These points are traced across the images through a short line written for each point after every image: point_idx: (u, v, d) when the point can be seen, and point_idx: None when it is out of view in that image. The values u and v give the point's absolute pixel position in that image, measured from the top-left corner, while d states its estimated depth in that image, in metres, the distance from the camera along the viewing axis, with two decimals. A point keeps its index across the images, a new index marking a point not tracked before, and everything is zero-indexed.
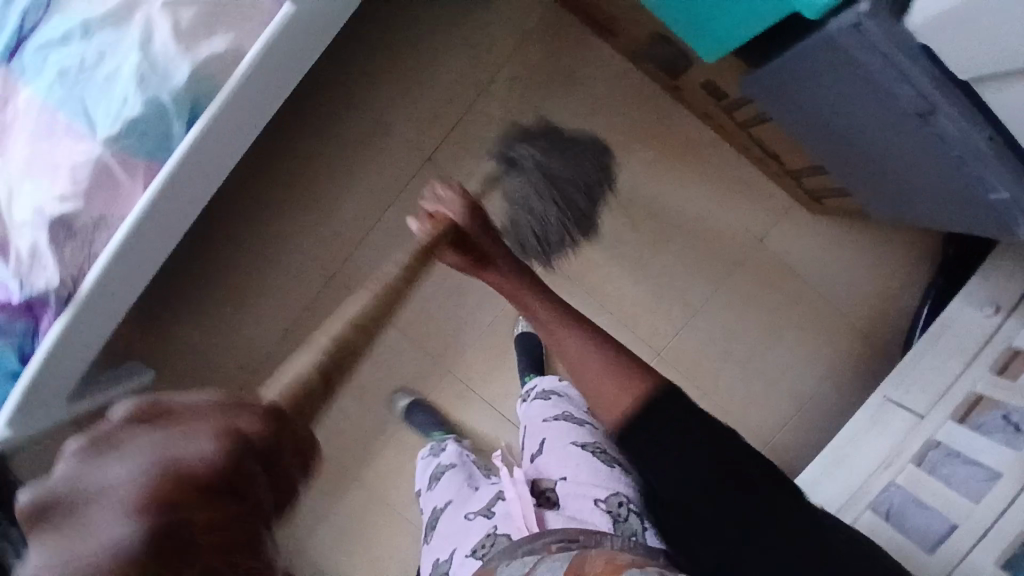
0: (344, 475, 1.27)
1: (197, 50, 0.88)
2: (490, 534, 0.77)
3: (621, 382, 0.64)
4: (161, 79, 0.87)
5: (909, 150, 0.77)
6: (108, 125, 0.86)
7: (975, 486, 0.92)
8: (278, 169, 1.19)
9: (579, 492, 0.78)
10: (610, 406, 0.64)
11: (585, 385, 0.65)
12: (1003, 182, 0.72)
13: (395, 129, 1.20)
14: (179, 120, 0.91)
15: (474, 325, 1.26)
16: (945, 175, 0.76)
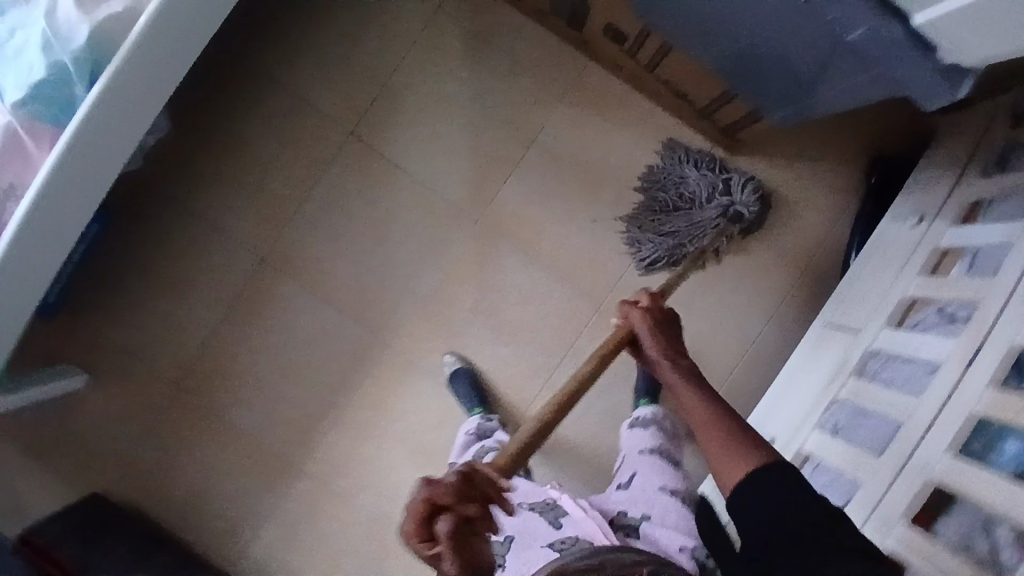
0: (287, 462, 1.25)
1: (96, 12, 0.89)
2: (573, 537, 0.83)
3: (729, 453, 0.70)
4: (63, 43, 0.88)
5: (781, 10, 0.75)
6: (16, 92, 0.88)
7: (917, 382, 0.90)
8: (207, 158, 1.23)
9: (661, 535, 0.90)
10: (722, 468, 0.70)
11: (710, 457, 0.72)
12: (855, 17, 0.66)
13: (316, 106, 1.23)
14: (81, 84, 0.90)
15: (413, 295, 1.23)
16: (811, 20, 0.72)
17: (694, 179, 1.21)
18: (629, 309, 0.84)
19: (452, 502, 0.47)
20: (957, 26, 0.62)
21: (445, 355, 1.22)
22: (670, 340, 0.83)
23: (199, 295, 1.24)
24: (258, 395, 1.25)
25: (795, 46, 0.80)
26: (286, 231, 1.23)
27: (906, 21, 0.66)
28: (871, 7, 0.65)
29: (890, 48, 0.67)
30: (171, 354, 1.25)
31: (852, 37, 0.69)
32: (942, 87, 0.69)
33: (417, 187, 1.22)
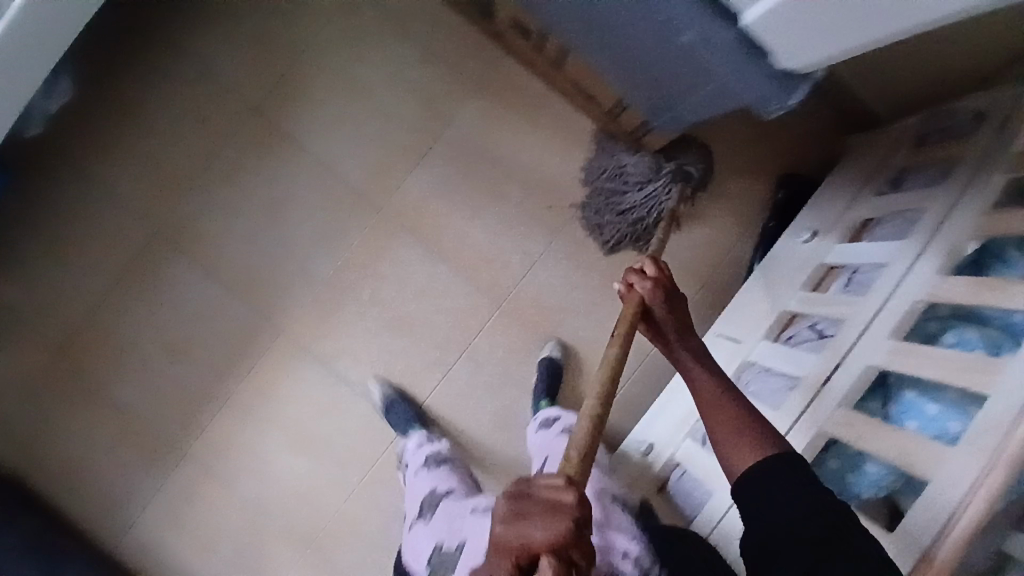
0: (170, 442, 1.22)
1: None
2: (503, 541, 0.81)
3: (744, 441, 0.70)
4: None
5: (623, 14, 0.73)
6: None
7: (778, 398, 0.90)
8: (107, 126, 1.20)
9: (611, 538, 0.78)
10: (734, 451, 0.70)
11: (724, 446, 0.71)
12: (687, 20, 0.65)
13: (219, 80, 1.20)
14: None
15: (308, 280, 1.21)
16: (646, 24, 0.71)
17: (634, 165, 1.17)
18: (635, 278, 0.78)
19: (536, 537, 0.52)
20: (777, 20, 0.60)
21: (372, 382, 1.22)
22: (679, 311, 0.79)
23: (90, 262, 1.21)
24: (144, 371, 1.22)
25: (644, 52, 0.78)
26: (184, 206, 1.21)
27: (741, 26, 0.65)
28: (701, 9, 0.64)
29: (723, 56, 0.66)
30: (57, 324, 1.21)
31: (682, 40, 0.67)
32: (776, 98, 0.69)
33: (320, 170, 1.21)
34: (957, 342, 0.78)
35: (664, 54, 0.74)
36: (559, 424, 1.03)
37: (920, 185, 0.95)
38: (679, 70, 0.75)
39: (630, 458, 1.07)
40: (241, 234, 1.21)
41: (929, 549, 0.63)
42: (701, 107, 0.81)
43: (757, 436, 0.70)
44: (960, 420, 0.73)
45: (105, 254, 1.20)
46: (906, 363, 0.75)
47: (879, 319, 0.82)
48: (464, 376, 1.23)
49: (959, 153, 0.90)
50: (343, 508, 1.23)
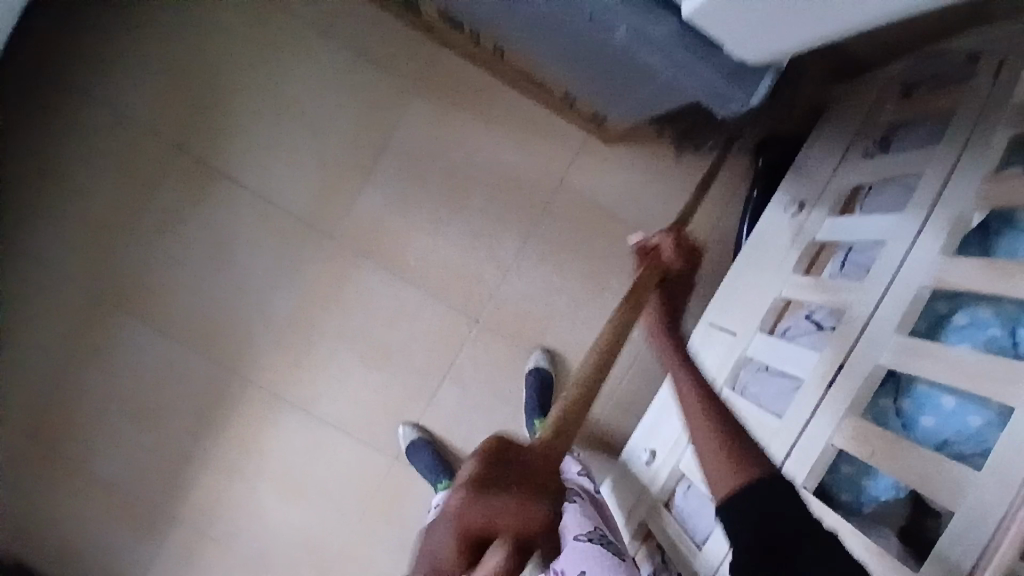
0: (157, 510, 1.16)
1: None
2: None
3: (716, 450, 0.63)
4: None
5: (551, 13, 0.66)
6: None
7: (783, 400, 0.83)
8: (19, 190, 1.08)
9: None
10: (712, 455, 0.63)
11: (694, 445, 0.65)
12: (619, 20, 0.58)
13: (135, 121, 1.08)
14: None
15: (270, 322, 1.13)
16: (578, 22, 0.63)
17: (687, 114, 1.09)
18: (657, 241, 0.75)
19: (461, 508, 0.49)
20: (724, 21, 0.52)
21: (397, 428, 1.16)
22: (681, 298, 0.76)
23: (36, 336, 1.12)
24: (115, 441, 1.15)
25: (583, 49, 0.71)
26: (123, 264, 1.11)
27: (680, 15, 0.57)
28: (631, 7, 0.57)
29: (661, 52, 0.59)
30: (15, 406, 1.13)
31: (617, 38, 0.60)
32: (732, 98, 0.60)
33: (262, 203, 1.11)
34: (970, 326, 0.69)
35: (604, 49, 0.67)
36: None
37: (913, 143, 0.86)
38: (623, 64, 0.68)
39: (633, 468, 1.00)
40: (190, 283, 1.12)
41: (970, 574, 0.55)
42: (654, 98, 0.74)
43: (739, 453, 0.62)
44: (980, 413, 0.65)
45: (50, 326, 1.12)
46: (919, 364, 0.67)
47: (885, 308, 0.74)
48: (451, 399, 1.16)
49: (955, 105, 0.80)
50: (347, 550, 1.18)
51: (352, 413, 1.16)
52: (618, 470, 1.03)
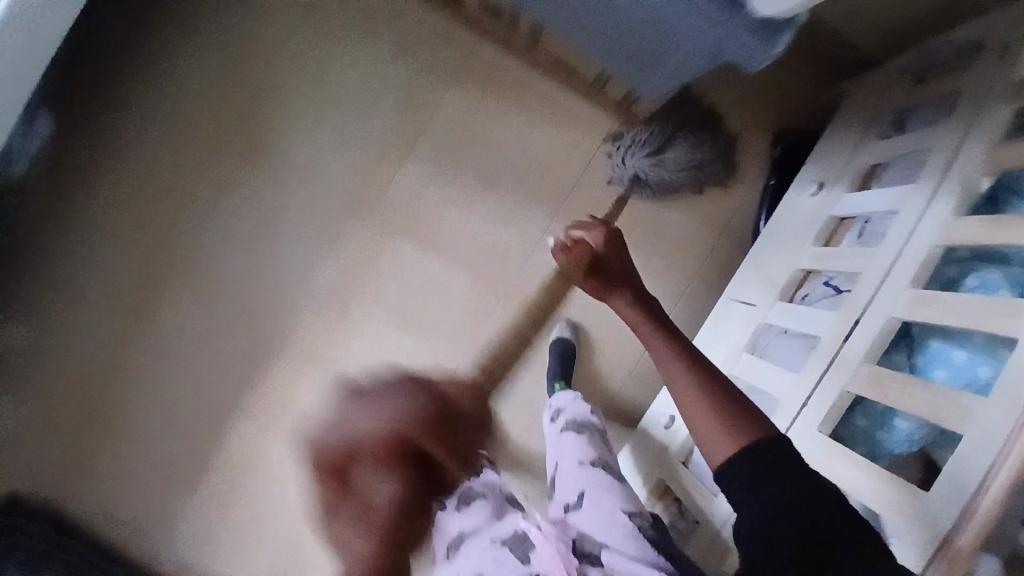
0: (193, 469, 1.21)
1: None
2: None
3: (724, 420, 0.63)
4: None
5: None
6: None
7: (797, 358, 0.87)
8: (83, 160, 1.16)
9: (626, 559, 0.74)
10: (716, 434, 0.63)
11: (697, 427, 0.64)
12: None
13: (194, 97, 1.17)
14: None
15: (308, 290, 1.19)
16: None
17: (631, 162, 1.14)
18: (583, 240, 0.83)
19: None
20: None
21: None
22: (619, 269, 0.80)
23: (90, 296, 1.19)
24: (157, 399, 1.21)
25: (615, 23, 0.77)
26: (174, 231, 1.18)
27: None
28: None
29: (691, 16, 0.65)
30: (64, 365, 1.18)
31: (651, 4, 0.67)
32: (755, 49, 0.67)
33: (306, 178, 1.18)
34: (977, 286, 0.74)
35: (636, 20, 0.73)
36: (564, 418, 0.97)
37: (923, 126, 0.92)
38: (653, 34, 0.75)
39: (655, 433, 1.05)
40: (236, 251, 1.19)
41: (970, 504, 0.58)
42: (679, 68, 0.80)
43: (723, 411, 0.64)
44: (989, 364, 0.70)
45: (105, 286, 1.19)
46: (926, 312, 0.72)
47: (896, 268, 0.79)
48: None
49: (963, 86, 0.86)
50: None
51: None
52: (644, 434, 1.09)
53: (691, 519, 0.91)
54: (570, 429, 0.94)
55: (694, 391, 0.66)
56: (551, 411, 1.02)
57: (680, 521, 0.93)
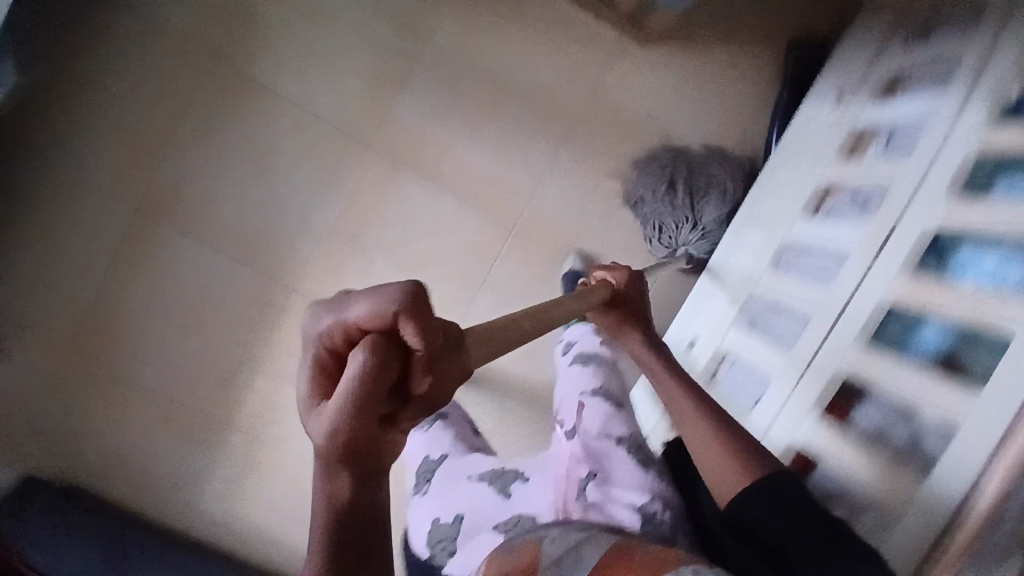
0: (208, 419, 1.20)
1: None
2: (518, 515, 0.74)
3: (733, 457, 0.61)
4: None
5: None
6: None
7: (826, 273, 0.85)
8: (53, 105, 1.08)
9: (610, 476, 0.72)
10: (717, 469, 0.62)
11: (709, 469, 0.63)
12: None
13: (168, 31, 1.07)
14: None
15: (312, 232, 1.15)
16: None
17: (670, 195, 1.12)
18: (615, 271, 0.83)
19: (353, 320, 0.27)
20: None
21: None
22: (637, 307, 0.83)
23: (81, 252, 1.13)
24: (163, 354, 1.17)
25: None
26: (164, 178, 1.12)
27: None
28: None
29: None
30: (60, 323, 1.15)
31: None
32: None
33: (298, 113, 1.11)
34: (1005, 190, 0.67)
35: None
36: (574, 351, 0.94)
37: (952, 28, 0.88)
38: None
39: (675, 355, 1.06)
40: (232, 196, 1.12)
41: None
42: None
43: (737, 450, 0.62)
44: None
45: (96, 241, 1.12)
46: (965, 220, 0.70)
47: (930, 176, 0.77)
48: (489, 305, 1.19)
49: None
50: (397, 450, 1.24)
51: None
52: (663, 355, 1.11)
53: None
54: (577, 360, 0.91)
55: (697, 421, 0.67)
56: (562, 345, 0.99)
57: None
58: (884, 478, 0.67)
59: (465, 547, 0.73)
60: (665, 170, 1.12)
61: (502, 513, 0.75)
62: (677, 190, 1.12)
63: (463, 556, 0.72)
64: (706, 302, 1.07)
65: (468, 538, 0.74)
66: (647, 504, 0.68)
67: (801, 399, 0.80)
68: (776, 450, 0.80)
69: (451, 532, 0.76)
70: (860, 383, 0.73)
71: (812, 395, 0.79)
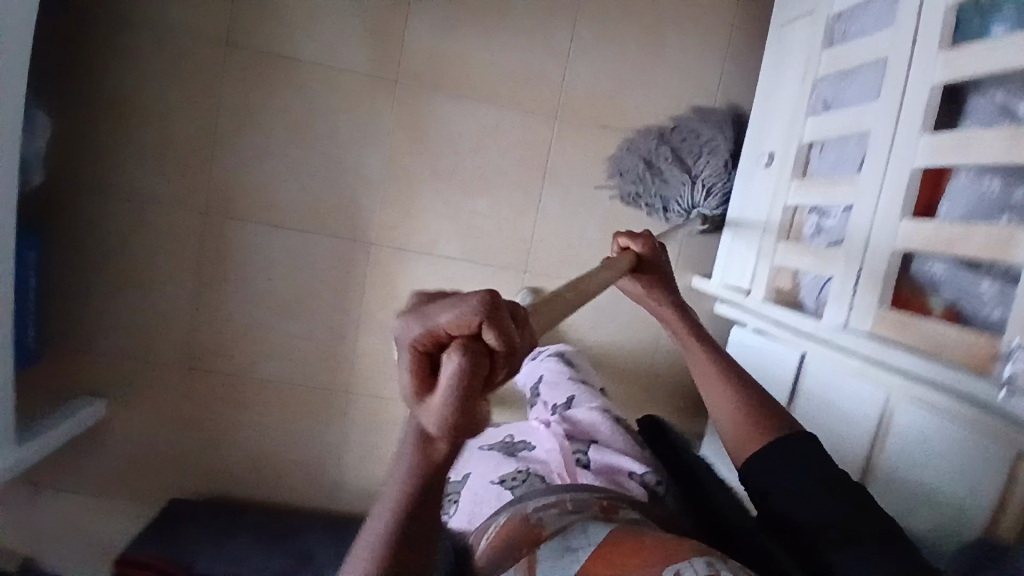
0: (331, 395, 1.17)
1: None
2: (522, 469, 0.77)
3: (750, 423, 0.73)
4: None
5: None
6: None
7: (889, 14, 0.86)
8: (94, 139, 1.10)
9: (613, 457, 0.82)
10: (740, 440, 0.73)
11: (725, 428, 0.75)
12: None
13: (175, 34, 1.08)
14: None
15: (370, 182, 1.15)
16: None
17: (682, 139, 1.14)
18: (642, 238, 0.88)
19: (450, 331, 0.35)
20: None
21: (525, 245, 1.18)
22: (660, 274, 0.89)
23: (164, 272, 1.13)
24: (268, 347, 1.15)
25: None
26: (217, 175, 1.12)
27: None
28: None
29: None
30: (164, 349, 1.14)
31: None
32: None
33: (321, 71, 1.11)
34: None
35: None
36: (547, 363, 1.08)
37: None
38: None
39: (757, 176, 1.07)
40: (284, 172, 1.13)
41: None
42: None
43: (763, 427, 0.72)
44: None
45: (172, 257, 1.13)
46: None
47: None
48: (557, 200, 1.17)
49: None
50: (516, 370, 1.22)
51: (473, 244, 1.17)
52: (745, 184, 1.10)
53: (839, 211, 0.90)
54: (556, 358, 1.09)
55: (727, 402, 0.76)
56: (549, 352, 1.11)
57: (828, 219, 0.92)
58: (1005, 150, 0.66)
59: (468, 504, 0.77)
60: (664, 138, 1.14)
61: (505, 470, 0.79)
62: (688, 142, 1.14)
63: (467, 505, 0.77)
64: (768, 115, 1.07)
65: (474, 485, 0.79)
66: (646, 474, 0.80)
67: (910, 123, 0.80)
68: (903, 178, 0.80)
69: (461, 484, 0.82)
70: (962, 76, 0.73)
71: (920, 118, 0.78)
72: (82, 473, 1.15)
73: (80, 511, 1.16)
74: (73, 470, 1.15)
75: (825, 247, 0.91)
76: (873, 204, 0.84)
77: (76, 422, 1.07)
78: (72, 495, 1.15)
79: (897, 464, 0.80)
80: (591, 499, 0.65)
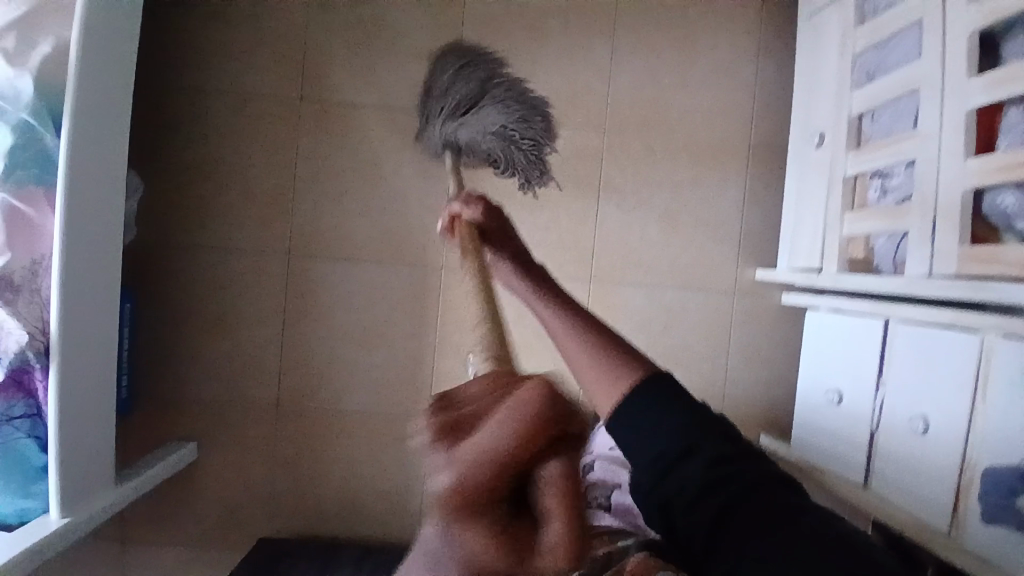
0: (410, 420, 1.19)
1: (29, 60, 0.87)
2: None
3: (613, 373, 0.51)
4: (13, 102, 0.86)
5: None
6: None
7: None
8: (179, 199, 1.18)
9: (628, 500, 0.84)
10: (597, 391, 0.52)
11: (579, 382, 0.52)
12: None
13: (247, 96, 1.18)
14: (50, 132, 0.89)
15: (435, 211, 1.20)
16: None
17: (454, 94, 1.04)
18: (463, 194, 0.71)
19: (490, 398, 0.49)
20: None
21: (588, 256, 1.22)
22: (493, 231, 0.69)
23: (246, 315, 1.18)
24: (349, 378, 1.19)
25: None
26: (290, 219, 1.19)
27: None
28: None
29: None
30: (252, 390, 1.18)
31: None
32: None
33: (381, 115, 1.20)
34: None
35: None
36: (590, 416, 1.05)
37: None
38: None
39: (813, 158, 1.10)
40: (354, 209, 1.20)
41: None
42: None
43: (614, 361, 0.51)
44: None
45: (253, 300, 1.19)
46: None
47: None
48: (614, 209, 1.22)
49: None
50: None
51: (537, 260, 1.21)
52: (802, 169, 1.14)
53: (902, 168, 0.92)
54: None
55: (571, 347, 0.53)
56: None
57: (892, 180, 0.94)
58: None
59: None
60: (463, 96, 1.04)
61: None
62: (485, 137, 1.03)
63: None
64: (813, 100, 1.12)
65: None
66: None
67: (956, 70, 0.82)
68: (959, 120, 0.82)
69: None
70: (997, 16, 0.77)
71: (964, 62, 0.81)
72: (178, 521, 1.18)
73: (177, 560, 1.18)
74: (170, 517, 1.18)
75: (895, 205, 0.93)
76: (934, 152, 0.86)
77: (172, 462, 1.11)
78: (172, 544, 1.18)
79: (1003, 401, 0.77)
80: (591, 551, 0.62)
